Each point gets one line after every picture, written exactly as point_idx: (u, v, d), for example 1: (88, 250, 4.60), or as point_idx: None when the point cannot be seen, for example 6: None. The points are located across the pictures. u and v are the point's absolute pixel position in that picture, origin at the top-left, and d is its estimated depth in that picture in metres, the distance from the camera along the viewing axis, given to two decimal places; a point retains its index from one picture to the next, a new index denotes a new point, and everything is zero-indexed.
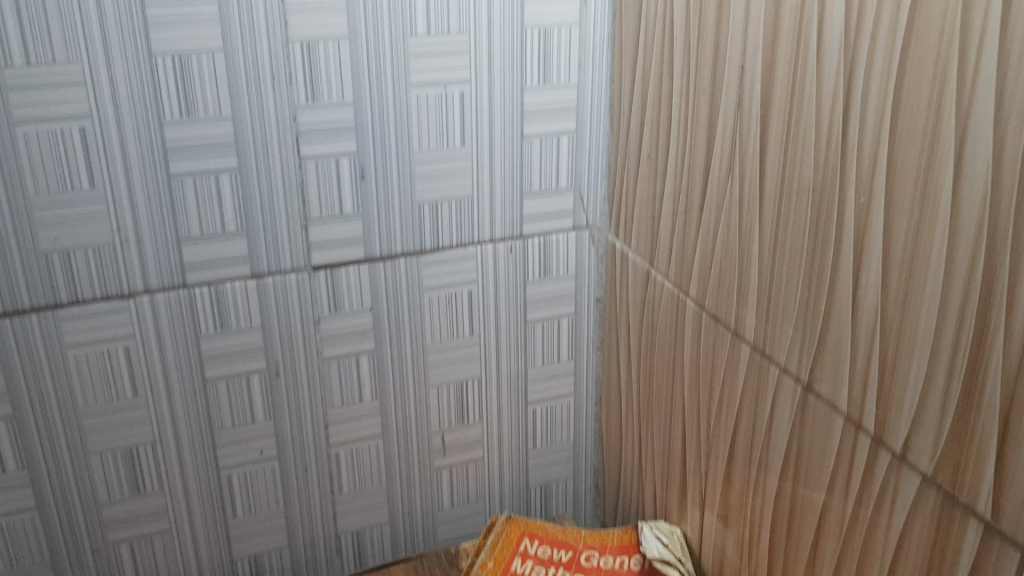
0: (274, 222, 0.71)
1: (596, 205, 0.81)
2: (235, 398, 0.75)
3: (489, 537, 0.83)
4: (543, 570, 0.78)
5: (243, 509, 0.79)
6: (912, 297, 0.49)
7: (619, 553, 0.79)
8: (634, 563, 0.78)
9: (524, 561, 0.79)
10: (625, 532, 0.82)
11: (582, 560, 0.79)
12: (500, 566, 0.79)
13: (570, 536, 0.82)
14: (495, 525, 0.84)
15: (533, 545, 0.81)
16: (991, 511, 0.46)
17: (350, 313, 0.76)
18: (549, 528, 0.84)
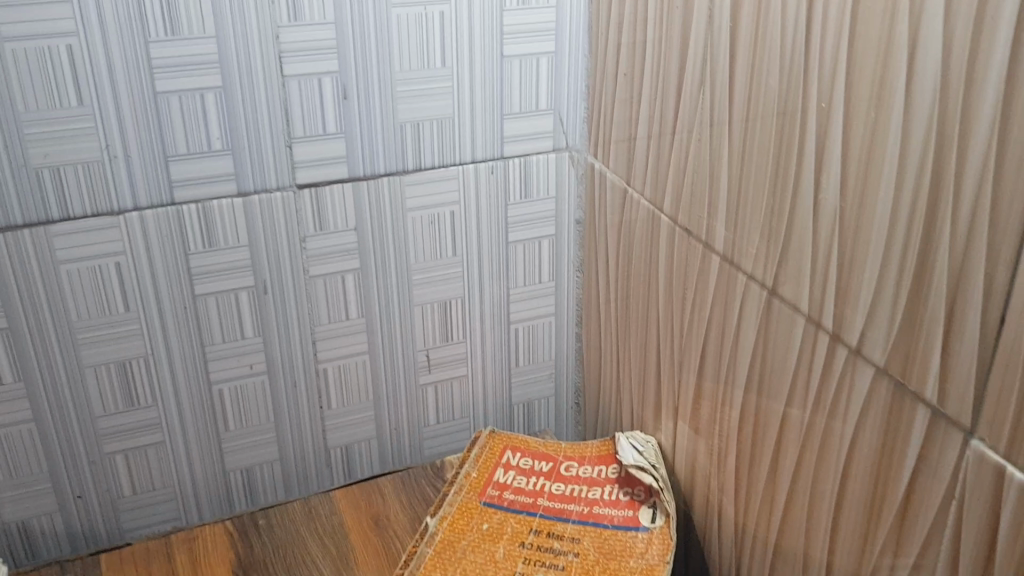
0: (260, 140, 0.73)
1: (576, 128, 0.83)
2: (224, 314, 0.77)
3: (473, 448, 0.86)
4: (525, 480, 0.82)
5: (234, 423, 0.82)
6: (868, 198, 0.51)
7: (598, 462, 0.82)
8: (611, 472, 0.81)
9: (507, 472, 0.83)
10: (603, 443, 0.85)
11: (562, 470, 0.82)
12: (483, 476, 0.82)
13: (551, 447, 0.85)
14: (479, 438, 0.87)
15: (516, 457, 0.84)
16: (937, 397, 0.49)
17: (335, 232, 0.78)
18: (531, 440, 0.87)
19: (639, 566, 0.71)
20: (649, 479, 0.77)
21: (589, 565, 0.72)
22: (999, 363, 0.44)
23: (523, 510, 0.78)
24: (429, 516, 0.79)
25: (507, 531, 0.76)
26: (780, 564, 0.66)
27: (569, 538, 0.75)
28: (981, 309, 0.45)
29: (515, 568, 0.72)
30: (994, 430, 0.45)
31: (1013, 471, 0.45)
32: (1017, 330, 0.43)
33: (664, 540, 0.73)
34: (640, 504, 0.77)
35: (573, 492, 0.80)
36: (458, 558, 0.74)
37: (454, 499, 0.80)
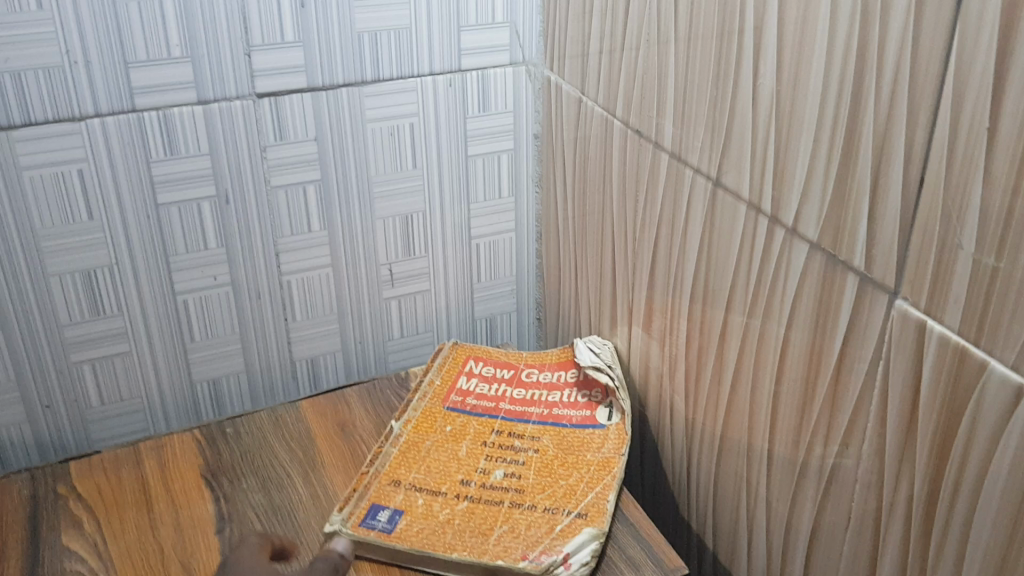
0: (218, 48, 0.74)
1: (532, 42, 0.85)
2: (187, 223, 0.79)
3: (436, 358, 0.88)
4: (487, 387, 0.84)
5: (200, 333, 0.83)
6: (801, 78, 0.53)
7: (557, 369, 0.85)
8: (570, 376, 0.84)
9: (469, 380, 0.85)
10: (562, 351, 0.87)
11: (523, 376, 0.85)
12: (447, 384, 0.85)
13: (512, 355, 0.88)
14: (442, 350, 0.89)
15: (478, 366, 0.87)
16: (865, 263, 0.51)
17: (295, 142, 0.79)
18: (493, 350, 0.89)
19: (594, 459, 0.74)
20: (605, 378, 0.80)
21: (547, 459, 0.74)
22: (919, 222, 0.47)
23: (485, 413, 0.81)
24: (393, 420, 0.81)
25: (470, 432, 0.78)
26: (726, 450, 0.69)
27: (529, 436, 0.77)
28: (902, 172, 0.47)
29: (477, 464, 0.75)
30: (915, 287, 0.48)
31: (932, 323, 0.47)
32: (934, 187, 0.45)
33: (619, 435, 0.76)
34: (597, 404, 0.80)
35: (534, 396, 0.82)
36: (422, 457, 0.76)
37: (418, 405, 0.82)
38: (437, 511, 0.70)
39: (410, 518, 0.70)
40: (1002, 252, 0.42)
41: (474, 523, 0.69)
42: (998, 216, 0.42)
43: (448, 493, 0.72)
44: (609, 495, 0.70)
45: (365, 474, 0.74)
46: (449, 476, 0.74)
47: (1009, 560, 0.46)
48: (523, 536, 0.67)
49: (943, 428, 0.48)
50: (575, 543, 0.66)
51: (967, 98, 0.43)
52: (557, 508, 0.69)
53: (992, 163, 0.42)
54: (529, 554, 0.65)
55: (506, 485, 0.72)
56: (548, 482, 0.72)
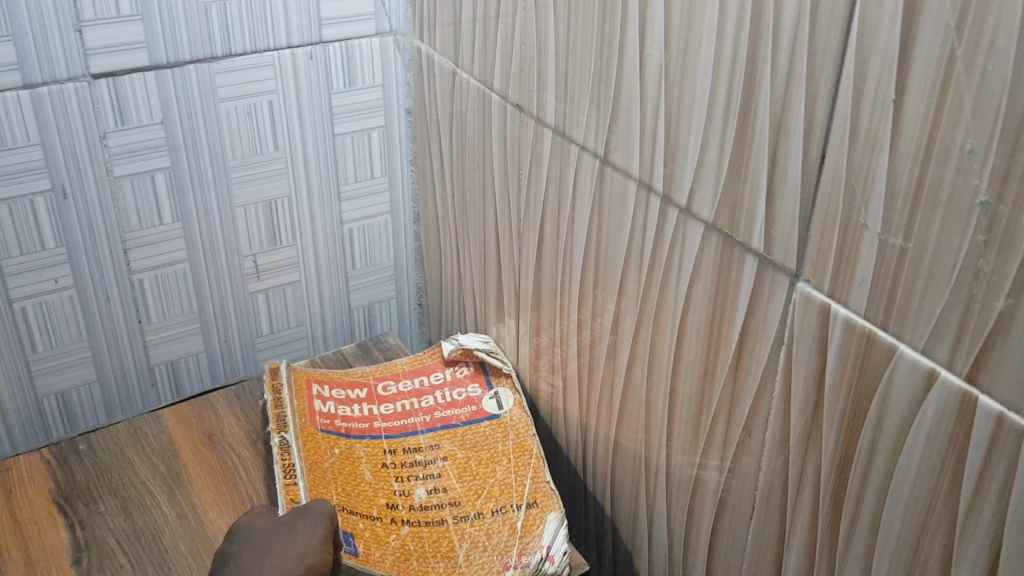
0: (44, 25, 0.65)
1: (399, 10, 0.79)
2: (20, 222, 0.70)
3: (279, 373, 0.79)
4: (349, 408, 0.76)
5: (43, 343, 0.75)
6: (691, 47, 0.50)
7: (414, 376, 0.78)
8: (438, 377, 0.78)
9: (326, 402, 0.76)
10: (416, 357, 0.80)
11: (381, 391, 0.77)
12: (307, 406, 0.75)
13: (362, 373, 0.79)
14: (281, 368, 0.79)
15: (325, 389, 0.77)
16: (764, 244, 0.48)
17: (138, 127, 0.72)
18: (332, 372, 0.80)
19: (510, 449, 0.70)
20: (496, 363, 0.77)
21: (463, 462, 0.70)
22: (819, 201, 0.44)
23: (361, 435, 0.73)
24: (275, 435, 0.73)
25: (362, 454, 0.72)
26: (623, 439, 0.66)
27: (427, 446, 0.72)
28: (802, 147, 0.44)
29: (391, 487, 0.69)
30: (818, 269, 0.45)
31: (836, 307, 0.45)
32: (837, 164, 0.43)
33: (520, 420, 0.72)
34: (478, 399, 0.75)
35: (408, 408, 0.75)
36: (332, 482, 0.69)
37: (291, 428, 0.73)
38: (385, 541, 0.65)
39: (365, 552, 0.64)
40: (910, 231, 0.40)
41: (432, 544, 0.64)
42: (904, 193, 0.40)
43: (381, 520, 0.66)
44: (546, 478, 0.68)
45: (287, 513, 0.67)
46: (372, 503, 0.68)
47: (921, 550, 0.44)
48: (491, 547, 0.64)
49: (849, 416, 0.46)
50: (551, 534, 0.64)
51: (870, 69, 0.40)
52: (505, 508, 0.66)
53: (897, 137, 0.39)
54: (510, 563, 0.63)
55: (437, 502, 0.68)
56: (480, 486, 0.68)
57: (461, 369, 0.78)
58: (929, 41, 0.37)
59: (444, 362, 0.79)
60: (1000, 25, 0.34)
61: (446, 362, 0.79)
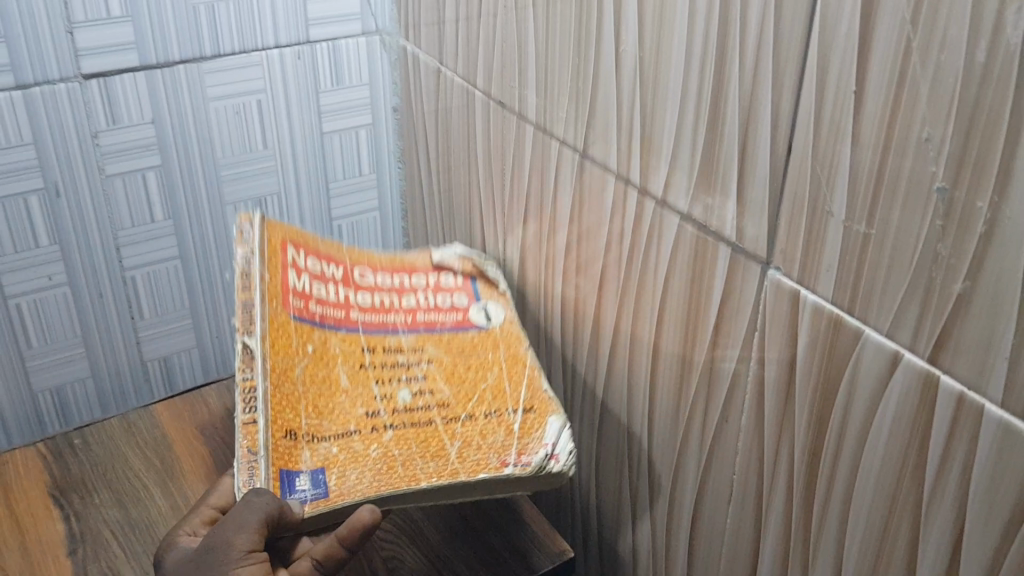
0: (35, 27, 0.66)
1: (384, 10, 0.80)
2: (14, 221, 0.71)
3: (248, 264, 0.68)
4: (325, 289, 0.71)
5: (38, 339, 0.76)
6: (664, 43, 0.51)
7: (394, 275, 0.75)
8: (420, 280, 0.75)
9: (299, 276, 0.70)
10: (396, 257, 0.77)
11: (356, 277, 0.73)
12: (281, 280, 0.68)
13: (340, 254, 0.75)
14: (253, 226, 0.71)
15: (299, 256, 0.72)
16: (736, 234, 0.50)
17: (129, 126, 0.73)
18: (307, 234, 0.75)
19: (500, 359, 0.67)
20: (493, 279, 0.74)
21: (451, 365, 0.67)
22: (787, 190, 0.46)
23: (335, 327, 0.68)
24: (240, 339, 0.62)
25: (337, 351, 0.66)
26: (606, 427, 0.68)
27: (410, 347, 0.68)
28: (770, 137, 0.46)
29: (371, 388, 0.65)
30: (787, 257, 0.47)
31: (805, 293, 0.46)
32: (802, 155, 0.44)
33: (513, 330, 0.69)
34: (467, 310, 0.72)
35: (388, 304, 0.72)
36: (303, 394, 0.62)
37: (263, 311, 0.64)
38: (365, 457, 0.59)
39: (340, 469, 0.58)
40: (872, 218, 0.41)
41: (421, 447, 0.60)
42: (866, 181, 0.41)
43: (360, 430, 0.61)
44: (542, 384, 0.65)
45: (250, 424, 0.58)
46: (348, 413, 0.62)
47: (889, 528, 0.45)
48: (489, 451, 0.59)
49: (819, 399, 0.47)
50: (559, 433, 0.59)
51: (832, 63, 0.41)
52: (500, 412, 0.63)
53: (859, 126, 0.41)
54: (510, 460, 0.58)
55: (422, 404, 0.64)
56: (470, 399, 0.64)
57: (448, 280, 0.75)
58: (886, 35, 0.39)
59: (432, 268, 0.76)
60: (953, 17, 0.36)
61: (434, 268, 0.76)
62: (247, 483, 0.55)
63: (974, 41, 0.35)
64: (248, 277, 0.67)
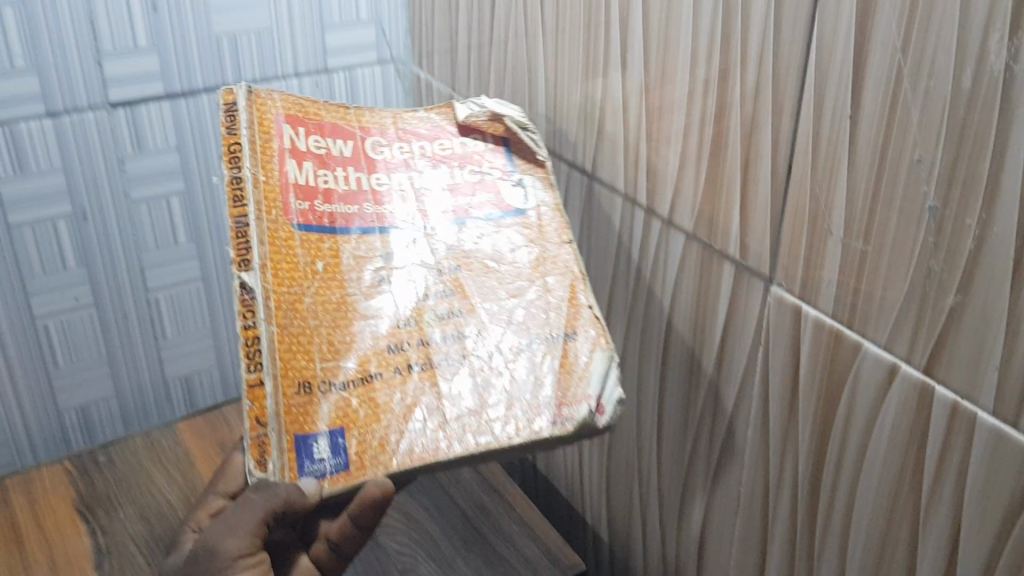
0: (66, 58, 0.69)
1: (399, 40, 0.84)
2: (43, 245, 0.74)
3: (240, 145, 0.52)
4: (329, 175, 0.54)
5: (65, 359, 0.78)
6: (669, 69, 0.54)
7: (412, 142, 0.57)
8: (445, 146, 0.57)
9: (301, 166, 0.53)
10: (416, 113, 0.59)
11: (371, 153, 0.56)
12: (281, 177, 0.52)
13: (348, 118, 0.57)
14: (239, 108, 0.53)
15: (298, 135, 0.54)
16: (739, 252, 0.52)
17: (155, 153, 0.76)
18: (307, 104, 0.56)
19: (531, 258, 0.53)
20: (530, 145, 0.58)
21: (481, 279, 0.52)
22: (788, 208, 0.48)
23: (344, 229, 0.52)
24: (236, 275, 0.49)
25: (349, 262, 0.51)
26: (616, 441, 0.70)
27: (434, 261, 0.52)
28: (771, 159, 0.48)
29: (393, 311, 0.50)
30: (789, 274, 0.49)
31: (807, 308, 0.48)
32: (802, 174, 0.46)
33: (563, 249, 0.54)
34: (496, 186, 0.56)
35: (408, 186, 0.55)
36: (315, 331, 0.48)
37: (260, 226, 0.49)
38: (386, 413, 0.47)
39: (360, 430, 0.46)
40: (869, 236, 0.43)
41: (451, 395, 0.48)
42: (863, 199, 0.43)
43: (383, 371, 0.48)
44: (581, 296, 0.52)
45: (257, 386, 0.46)
46: (367, 348, 0.49)
47: (891, 534, 0.47)
48: (523, 385, 0.48)
49: (822, 410, 0.49)
50: (597, 380, 0.48)
51: (829, 88, 0.44)
52: (541, 340, 0.50)
53: (855, 149, 0.43)
54: (547, 416, 0.47)
55: (454, 331, 0.50)
56: (506, 302, 0.51)
57: (475, 140, 0.58)
58: (879, 63, 0.41)
59: (457, 131, 0.59)
60: (941, 46, 0.38)
61: (459, 131, 0.58)
62: (260, 464, 0.45)
63: (961, 67, 0.37)
64: (239, 186, 0.50)
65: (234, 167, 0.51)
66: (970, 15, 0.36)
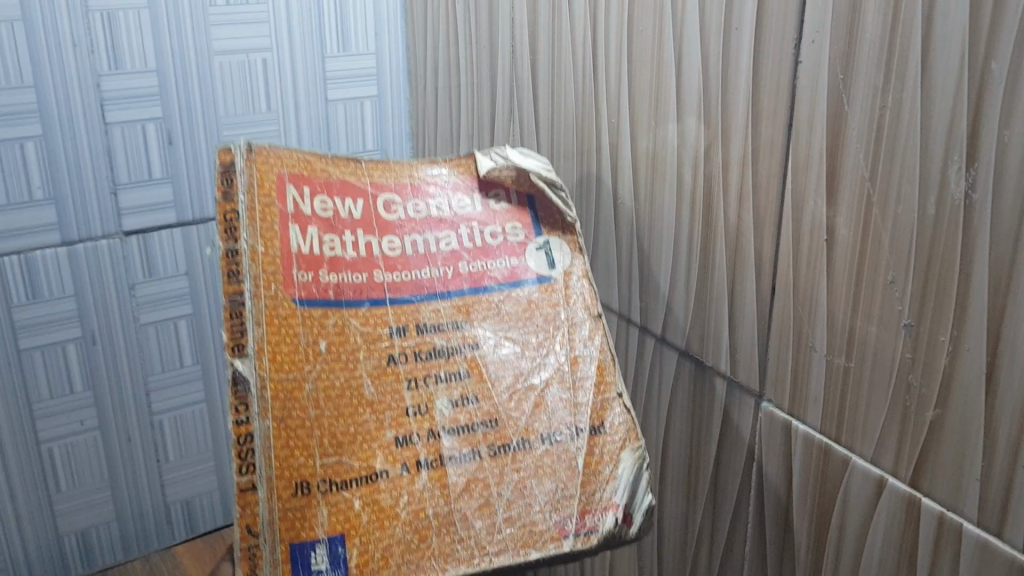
0: (83, 189, 0.73)
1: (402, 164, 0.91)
2: (52, 369, 0.75)
3: (237, 212, 0.46)
4: (336, 240, 0.48)
5: (67, 483, 0.79)
6: (657, 195, 0.57)
7: (428, 199, 0.51)
8: (464, 205, 0.52)
9: (305, 232, 0.47)
10: (432, 164, 0.54)
11: (383, 212, 0.50)
12: (282, 247, 0.46)
13: (357, 174, 0.51)
14: (236, 169, 0.47)
15: (303, 197, 0.48)
16: (730, 368, 0.54)
17: (165, 278, 0.79)
18: (313, 160, 0.50)
19: (549, 334, 0.48)
20: (558, 205, 0.52)
21: (499, 359, 0.46)
22: (774, 325, 0.50)
23: (354, 302, 0.46)
24: (228, 361, 0.42)
25: (356, 341, 0.45)
26: (617, 562, 0.70)
27: (449, 337, 0.46)
28: (755, 278, 0.51)
29: (402, 396, 0.44)
30: (778, 390, 0.50)
31: (796, 423, 0.49)
32: (785, 293, 0.48)
33: (585, 322, 0.48)
34: (521, 250, 0.50)
35: (424, 250, 0.49)
36: (315, 422, 0.42)
37: (257, 303, 0.44)
38: (393, 520, 0.40)
39: (362, 538, 0.40)
40: (851, 353, 0.45)
41: (464, 499, 0.42)
42: (843, 317, 0.45)
43: (390, 469, 0.42)
44: (612, 379, 0.46)
45: (249, 490, 0.40)
46: (372, 439, 0.42)
47: None
48: (546, 489, 0.43)
49: (816, 526, 0.49)
50: (624, 487, 0.43)
51: (805, 212, 0.46)
52: (563, 433, 0.44)
53: (832, 270, 0.45)
54: (569, 528, 0.42)
55: (470, 421, 0.44)
56: (527, 387, 0.45)
57: (497, 197, 0.52)
58: (850, 190, 0.44)
59: (477, 185, 0.53)
60: (905, 174, 0.41)
61: (478, 186, 0.53)
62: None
63: (925, 194, 0.40)
64: (236, 262, 0.45)
65: (228, 236, 0.45)
66: (930, 144, 0.39)
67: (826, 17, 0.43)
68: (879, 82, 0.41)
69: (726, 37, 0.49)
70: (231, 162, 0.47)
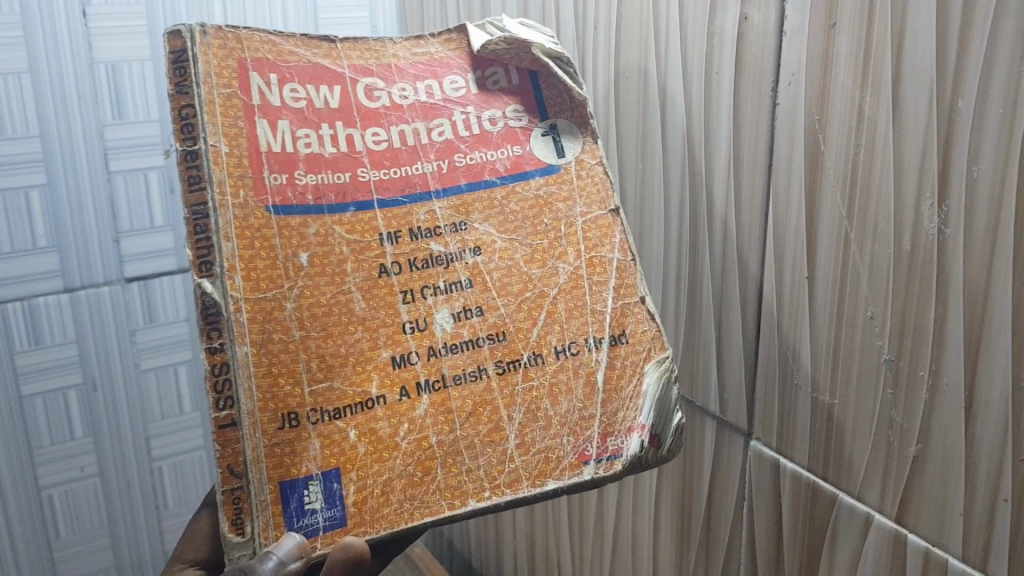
0: (85, 237, 0.75)
1: None
2: (53, 415, 0.76)
3: (194, 106, 0.41)
4: (312, 134, 0.43)
5: (66, 529, 0.79)
6: (645, 237, 0.58)
7: (416, 82, 0.46)
8: (458, 86, 0.47)
9: (274, 128, 0.43)
10: (418, 40, 0.48)
11: (364, 98, 0.45)
12: (249, 146, 0.42)
13: (331, 54, 0.45)
14: (189, 55, 0.42)
15: (269, 85, 0.43)
16: (719, 407, 0.54)
17: (165, 324, 0.80)
18: (277, 39, 0.44)
19: (561, 237, 0.46)
20: (564, 81, 0.48)
21: (504, 265, 0.45)
22: (760, 364, 0.50)
23: (337, 207, 0.43)
24: (195, 282, 0.40)
25: (342, 250, 0.42)
26: None
27: (447, 243, 0.44)
28: (740, 316, 0.51)
29: (396, 310, 0.43)
30: (766, 427, 0.51)
31: (784, 461, 0.49)
32: (770, 331, 0.49)
33: (604, 216, 0.47)
34: (525, 138, 0.47)
35: (414, 142, 0.45)
36: (300, 346, 0.41)
37: (223, 215, 0.41)
38: (391, 451, 0.41)
39: (359, 472, 0.41)
40: (835, 388, 0.45)
41: (469, 428, 0.42)
42: (825, 355, 0.46)
43: (387, 394, 0.42)
44: (634, 282, 0.46)
45: (228, 427, 0.40)
46: (366, 361, 0.42)
47: None
48: (562, 409, 0.44)
49: (806, 566, 0.49)
50: (651, 405, 0.44)
51: (787, 249, 0.47)
52: (578, 345, 0.45)
53: (814, 306, 0.46)
54: (590, 454, 0.43)
55: (470, 337, 0.43)
56: (538, 296, 0.45)
57: (496, 75, 0.47)
58: (829, 227, 0.44)
59: (470, 63, 0.47)
60: (880, 210, 0.41)
61: (475, 64, 0.47)
62: (236, 527, 0.39)
63: (900, 230, 0.41)
64: (196, 167, 0.41)
65: (185, 135, 0.41)
66: (903, 181, 0.40)
67: (801, 59, 0.44)
68: (853, 122, 0.42)
69: (707, 80, 0.51)
70: (182, 48, 0.42)
